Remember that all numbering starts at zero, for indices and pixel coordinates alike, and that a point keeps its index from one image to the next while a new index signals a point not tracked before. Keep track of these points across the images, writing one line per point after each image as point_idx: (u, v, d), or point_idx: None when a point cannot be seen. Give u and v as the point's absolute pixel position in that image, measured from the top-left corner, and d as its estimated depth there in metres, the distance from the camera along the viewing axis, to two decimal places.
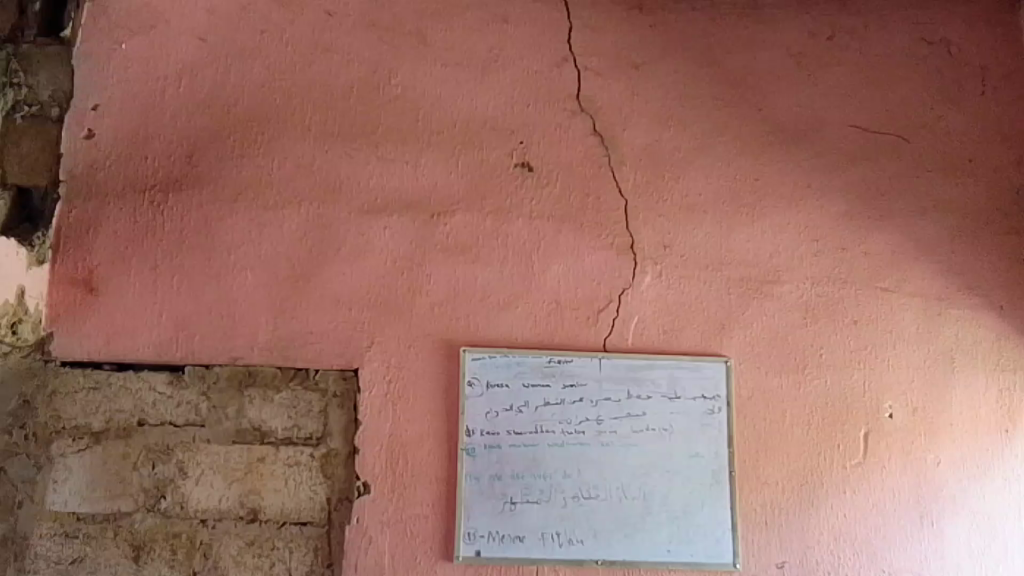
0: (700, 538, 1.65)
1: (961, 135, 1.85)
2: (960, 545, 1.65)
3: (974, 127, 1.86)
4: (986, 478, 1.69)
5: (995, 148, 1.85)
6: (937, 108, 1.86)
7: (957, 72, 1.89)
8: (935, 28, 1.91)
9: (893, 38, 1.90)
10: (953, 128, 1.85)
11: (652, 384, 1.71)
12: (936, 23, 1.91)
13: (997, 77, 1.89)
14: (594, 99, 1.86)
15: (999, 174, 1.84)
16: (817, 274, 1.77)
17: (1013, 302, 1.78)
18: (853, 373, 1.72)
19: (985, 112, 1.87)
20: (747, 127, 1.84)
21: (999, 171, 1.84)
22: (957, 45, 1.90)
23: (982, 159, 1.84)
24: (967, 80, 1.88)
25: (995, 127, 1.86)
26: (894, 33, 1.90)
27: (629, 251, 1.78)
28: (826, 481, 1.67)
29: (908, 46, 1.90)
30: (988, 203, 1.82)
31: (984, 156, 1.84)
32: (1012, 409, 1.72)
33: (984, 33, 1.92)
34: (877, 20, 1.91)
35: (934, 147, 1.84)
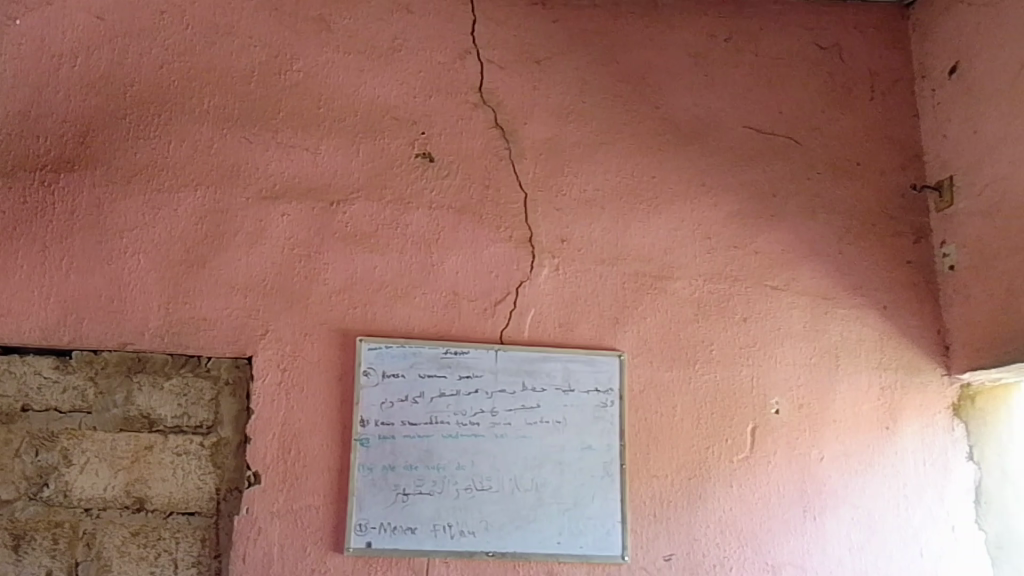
0: (590, 530, 1.64)
1: (850, 138, 1.92)
2: (840, 538, 1.69)
3: (862, 131, 1.92)
4: (866, 472, 1.73)
5: (881, 153, 1.92)
6: (828, 112, 1.92)
7: (847, 78, 1.95)
8: (827, 34, 1.98)
9: (788, 42, 1.96)
10: (842, 132, 1.92)
11: (547, 376, 1.71)
12: (828, 29, 1.98)
13: (885, 84, 1.96)
14: (496, 92, 1.87)
15: (885, 177, 1.90)
16: (709, 271, 1.80)
17: (896, 302, 1.83)
18: (742, 369, 1.75)
19: (873, 117, 1.94)
20: (645, 125, 1.87)
21: (885, 174, 1.90)
22: (847, 51, 1.97)
23: (869, 162, 1.91)
24: (856, 85, 1.95)
25: (882, 133, 1.93)
26: (788, 38, 1.96)
27: (527, 244, 1.79)
28: (713, 474, 1.69)
29: (802, 50, 1.96)
30: (875, 205, 1.88)
31: (871, 159, 1.91)
32: (892, 406, 1.77)
33: (875, 40, 1.99)
34: (773, 25, 1.97)
35: (824, 150, 1.90)
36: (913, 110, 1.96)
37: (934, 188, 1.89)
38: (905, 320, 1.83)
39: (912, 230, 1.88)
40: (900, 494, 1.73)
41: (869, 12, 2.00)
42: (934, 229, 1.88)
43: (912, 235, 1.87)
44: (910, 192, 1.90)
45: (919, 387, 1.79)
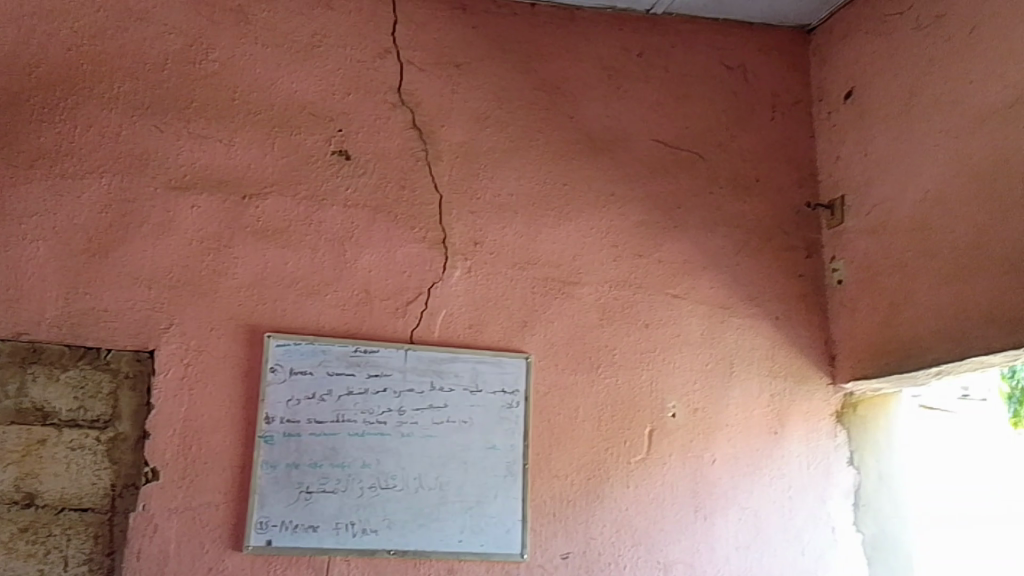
0: (491, 528, 1.67)
1: (751, 156, 2.00)
2: (728, 537, 1.76)
3: (763, 150, 2.01)
4: (755, 475, 1.81)
5: (780, 170, 2.01)
6: (732, 129, 2.01)
7: (751, 97, 2.04)
8: (735, 54, 2.06)
9: (698, 60, 2.03)
10: (744, 149, 2.00)
11: (454, 377, 1.73)
12: (736, 49, 2.06)
13: (786, 105, 2.06)
14: (414, 93, 1.88)
15: (782, 194, 2.00)
16: (615, 278, 1.85)
17: (789, 314, 1.92)
18: (642, 374, 1.81)
19: (774, 136, 2.03)
20: (560, 133, 1.92)
21: (783, 192, 2.00)
22: (752, 71, 2.06)
23: (768, 180, 2.00)
24: (760, 105, 2.04)
25: (781, 151, 2.02)
26: (699, 56, 2.04)
27: (440, 245, 1.81)
28: (612, 474, 1.74)
29: (711, 69, 2.04)
30: (772, 220, 1.97)
31: (770, 176, 2.00)
32: (782, 412, 1.86)
33: (779, 63, 2.08)
34: (684, 42, 2.04)
35: (727, 166, 1.98)
36: (810, 132, 2.06)
37: (827, 206, 1.99)
38: (797, 330, 1.92)
39: (805, 245, 1.98)
40: (785, 496, 1.81)
41: (774, 36, 2.09)
42: (825, 245, 1.98)
43: (804, 251, 1.97)
44: (804, 209, 2.00)
45: (807, 394, 1.89)
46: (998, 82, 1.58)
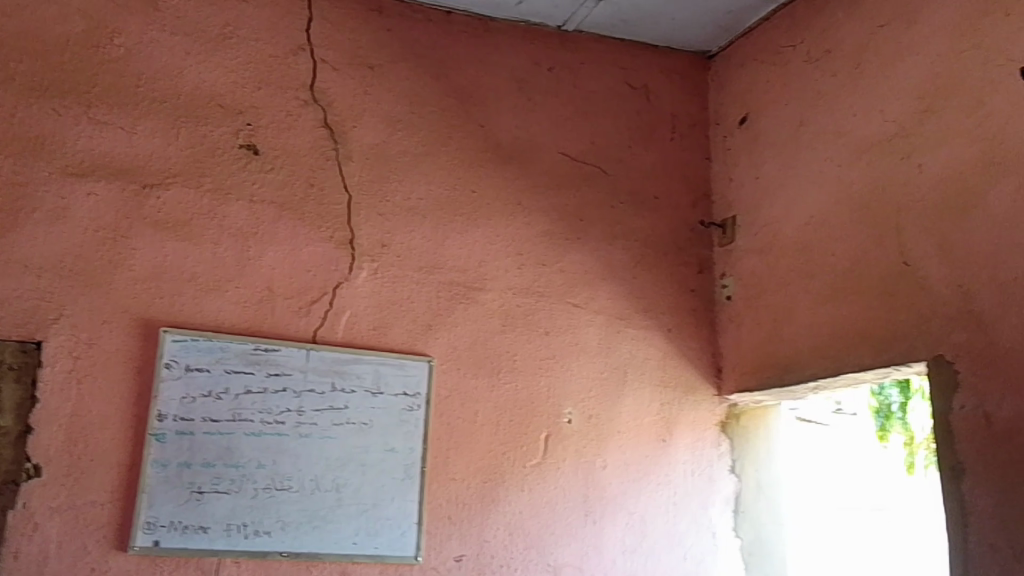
0: (387, 531, 1.68)
1: (651, 173, 2.09)
2: (616, 540, 1.82)
3: (661, 168, 2.10)
4: (643, 481, 1.88)
5: (676, 189, 2.11)
6: (634, 147, 2.09)
7: (654, 117, 2.13)
8: (638, 75, 2.15)
9: (605, 78, 2.11)
10: (645, 166, 2.09)
11: (356, 378, 1.73)
12: (640, 71, 2.15)
13: (684, 127, 2.16)
14: (326, 92, 1.88)
15: (678, 212, 2.09)
16: (518, 285, 1.89)
17: (681, 327, 2.01)
18: (541, 380, 1.85)
19: (672, 156, 2.13)
20: (470, 141, 1.94)
21: (678, 210, 2.09)
22: (655, 93, 2.15)
23: (665, 198, 2.09)
24: (660, 125, 2.13)
25: (678, 171, 2.12)
26: (605, 75, 2.11)
27: (347, 246, 1.80)
28: (507, 478, 1.78)
29: (617, 88, 2.11)
30: (668, 237, 2.06)
31: (667, 194, 2.09)
32: (671, 420, 1.94)
33: (679, 86, 2.18)
34: (592, 60, 2.11)
35: (627, 182, 2.06)
36: (706, 153, 2.17)
37: (719, 225, 2.10)
38: (687, 343, 2.01)
39: (697, 261, 2.08)
40: (671, 501, 1.89)
41: (676, 59, 2.20)
42: (716, 262, 2.09)
43: (697, 267, 2.07)
44: (698, 227, 2.11)
45: (694, 404, 1.97)
46: (877, 117, 1.70)
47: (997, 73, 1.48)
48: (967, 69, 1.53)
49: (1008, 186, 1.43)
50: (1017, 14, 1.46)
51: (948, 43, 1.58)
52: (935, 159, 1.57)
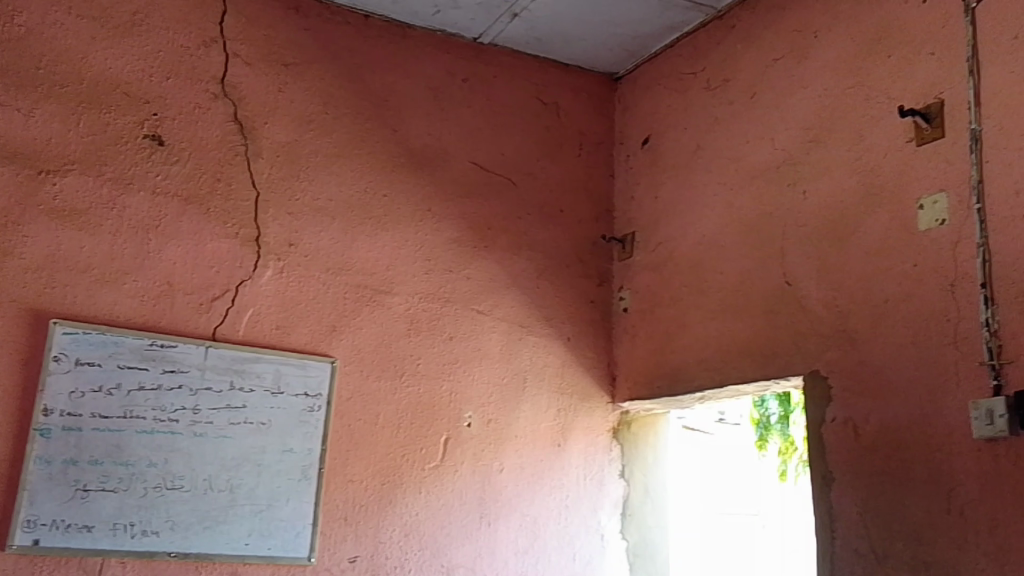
0: (281, 532, 1.67)
1: (558, 187, 2.15)
2: (509, 542, 1.87)
3: (568, 183, 2.17)
4: (539, 485, 1.93)
5: (581, 204, 2.18)
6: (543, 160, 2.15)
7: (563, 133, 2.20)
8: (550, 91, 2.21)
9: (517, 92, 2.16)
10: (553, 179, 2.15)
11: (256, 377, 1.71)
12: (552, 87, 2.22)
13: (591, 144, 2.24)
14: (238, 87, 1.86)
15: (581, 226, 2.16)
16: (425, 290, 1.92)
17: (579, 336, 2.08)
18: (443, 384, 1.88)
19: (578, 171, 2.20)
20: (382, 145, 1.96)
21: (582, 224, 2.17)
22: (565, 109, 2.22)
23: (570, 211, 2.16)
24: (568, 141, 2.20)
25: (584, 187, 2.19)
26: (518, 89, 2.17)
27: (252, 243, 1.79)
28: (405, 480, 1.80)
29: (528, 103, 2.17)
30: (571, 249, 2.13)
31: (572, 208, 2.16)
32: (567, 427, 2.00)
33: (587, 105, 2.26)
34: (506, 74, 2.16)
35: (535, 194, 2.12)
36: (610, 171, 2.25)
37: (619, 240, 2.18)
38: (585, 352, 2.08)
39: (598, 274, 2.15)
40: (563, 505, 1.95)
41: (585, 79, 2.28)
42: (615, 276, 2.17)
43: (597, 279, 2.15)
44: (600, 241, 2.18)
45: (589, 411, 2.04)
46: (768, 145, 1.81)
47: (876, 111, 1.61)
48: (851, 105, 1.66)
49: (882, 216, 1.55)
50: (896, 58, 1.59)
51: (834, 81, 1.70)
52: (819, 187, 1.68)
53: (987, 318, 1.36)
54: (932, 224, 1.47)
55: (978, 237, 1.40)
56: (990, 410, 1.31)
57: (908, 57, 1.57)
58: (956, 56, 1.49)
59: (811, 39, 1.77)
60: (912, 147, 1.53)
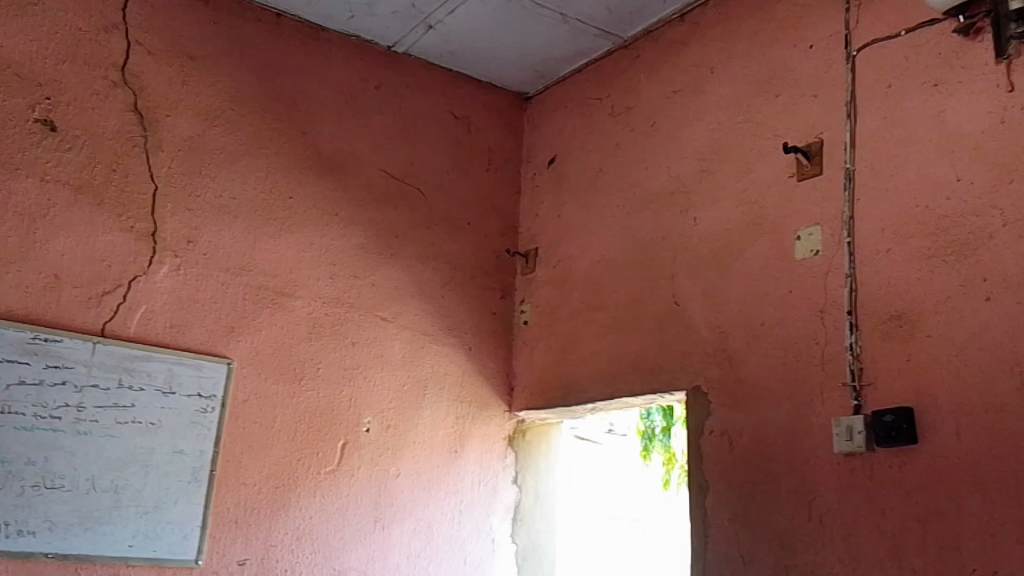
0: (167, 534, 1.63)
1: (464, 198, 2.20)
2: (401, 545, 1.89)
3: (474, 194, 2.22)
4: (433, 489, 1.97)
5: (485, 216, 2.23)
6: (450, 171, 2.19)
7: (471, 145, 2.24)
8: (460, 104, 2.25)
9: (427, 102, 2.19)
10: (459, 190, 2.19)
11: (147, 376, 1.67)
12: (462, 99, 2.26)
13: (498, 158, 2.29)
14: (139, 76, 1.80)
15: (484, 238, 2.21)
16: (327, 294, 1.92)
17: (479, 345, 2.13)
18: (343, 389, 1.89)
19: (484, 183, 2.25)
20: (289, 146, 1.95)
21: (485, 236, 2.22)
22: (473, 122, 2.26)
23: (475, 223, 2.20)
24: (476, 153, 2.25)
25: (489, 199, 2.25)
26: (428, 98, 2.20)
27: (148, 238, 1.74)
28: (300, 484, 1.79)
29: (438, 113, 2.21)
30: (474, 259, 2.18)
31: (477, 219, 2.21)
32: (462, 433, 2.04)
33: (496, 120, 2.32)
34: (417, 83, 2.19)
35: (441, 203, 2.15)
36: (515, 186, 2.31)
37: (522, 255, 2.25)
38: (483, 361, 2.13)
39: (499, 285, 2.21)
40: (456, 509, 1.99)
41: (495, 95, 2.33)
42: (516, 288, 2.23)
43: (498, 292, 2.21)
44: (503, 254, 2.24)
45: (485, 418, 2.09)
46: (665, 171, 1.92)
47: (764, 147, 1.73)
48: (741, 141, 1.78)
49: (764, 246, 1.68)
50: (783, 98, 1.72)
51: (728, 115, 1.82)
52: (709, 214, 1.80)
53: (851, 342, 1.50)
54: (808, 254, 1.60)
55: (847, 268, 1.53)
56: (850, 427, 1.45)
57: (794, 99, 1.70)
58: (836, 101, 1.63)
59: (708, 74, 1.89)
60: (794, 182, 1.66)
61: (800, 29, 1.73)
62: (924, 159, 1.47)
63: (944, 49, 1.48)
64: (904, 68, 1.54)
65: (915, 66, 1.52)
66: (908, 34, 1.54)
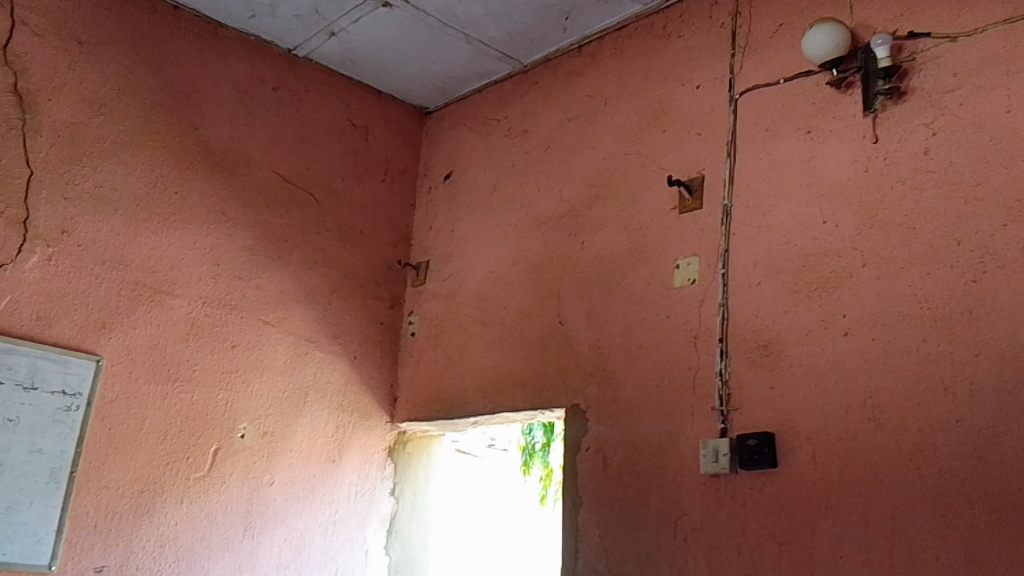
0: (18, 538, 1.52)
1: (358, 207, 2.20)
2: (271, 555, 1.85)
3: (368, 204, 2.22)
4: (308, 499, 1.94)
5: (379, 226, 2.24)
6: (346, 179, 2.19)
7: (368, 155, 2.25)
8: (359, 113, 2.26)
9: (326, 109, 2.19)
10: (354, 199, 2.19)
11: (7, 370, 1.56)
12: (361, 109, 2.26)
13: (394, 170, 2.31)
14: (22, 56, 1.71)
15: (377, 248, 2.22)
16: (209, 294, 1.87)
17: (364, 355, 2.13)
18: (219, 393, 1.84)
19: (378, 194, 2.26)
20: (179, 141, 1.90)
21: (378, 246, 2.22)
22: (372, 133, 2.27)
23: (368, 232, 2.21)
24: (372, 163, 2.26)
25: (383, 210, 2.26)
26: (327, 106, 2.19)
27: (19, 225, 1.64)
28: (167, 490, 1.73)
29: (336, 120, 2.20)
30: (365, 269, 2.18)
31: (370, 229, 2.21)
32: (342, 443, 2.03)
33: (395, 132, 2.34)
34: (316, 89, 2.18)
35: (334, 211, 2.14)
36: (410, 199, 2.34)
37: (413, 266, 2.27)
38: (368, 371, 2.12)
39: (389, 296, 2.22)
40: (331, 520, 1.97)
41: (395, 107, 2.36)
42: (405, 300, 2.24)
43: (388, 303, 2.22)
44: (394, 265, 2.25)
45: (366, 429, 2.08)
46: (556, 196, 1.98)
47: (650, 179, 1.81)
48: (629, 171, 1.86)
49: (645, 273, 1.75)
50: (670, 133, 1.81)
51: (618, 146, 1.90)
52: (596, 239, 1.86)
53: (721, 368, 1.58)
54: (685, 283, 1.68)
55: (720, 298, 1.62)
56: (716, 449, 1.52)
57: (680, 135, 1.79)
58: (718, 139, 1.72)
59: (602, 105, 1.96)
60: (676, 214, 1.74)
61: (689, 70, 1.82)
62: (794, 201, 1.57)
63: (818, 99, 1.59)
64: (781, 114, 1.64)
65: (789, 113, 1.63)
66: (786, 83, 1.65)
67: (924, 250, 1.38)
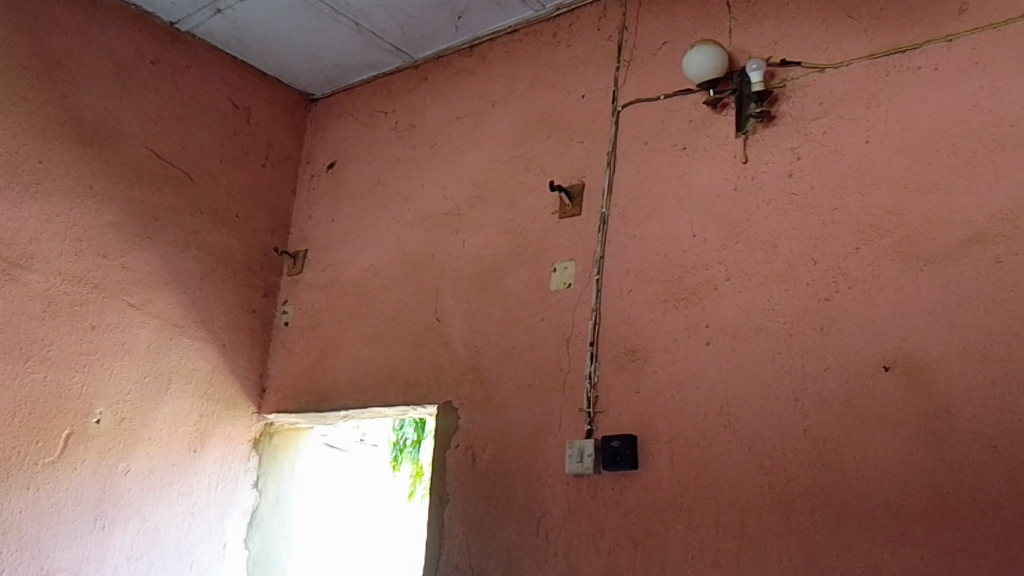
0: None
1: (236, 192, 2.15)
2: (122, 547, 1.78)
3: (245, 190, 2.18)
4: (164, 489, 1.88)
5: (256, 213, 2.20)
6: (226, 164, 2.14)
7: (248, 139, 2.21)
8: (242, 96, 2.22)
9: (207, 89, 2.14)
10: (233, 184, 2.15)
11: None
12: (243, 92, 2.22)
13: (275, 155, 2.28)
14: None
15: (253, 234, 2.18)
16: (69, 271, 1.78)
17: (233, 343, 2.09)
18: (74, 375, 1.76)
19: (257, 179, 2.22)
20: (47, 108, 1.79)
21: (254, 232, 2.19)
22: (254, 117, 2.24)
23: (244, 217, 2.16)
24: (253, 148, 2.22)
25: (261, 196, 2.22)
26: (208, 85, 2.14)
27: None
28: (12, 474, 1.63)
29: (218, 101, 2.15)
30: (240, 255, 2.14)
31: (246, 215, 2.17)
32: (204, 432, 1.98)
33: (279, 117, 2.31)
34: (198, 67, 2.12)
35: (210, 194, 2.09)
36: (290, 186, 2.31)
37: (290, 255, 2.24)
38: (235, 360, 2.09)
39: (263, 284, 2.19)
40: (188, 511, 1.91)
41: (279, 93, 2.33)
42: (279, 289, 2.22)
43: (262, 290, 2.18)
44: (271, 252, 2.22)
45: (231, 419, 2.04)
46: (439, 193, 1.99)
47: (533, 182, 1.84)
48: (513, 173, 1.88)
49: (523, 273, 1.78)
50: (553, 139, 1.85)
51: (502, 148, 1.93)
52: (477, 239, 1.88)
53: (590, 371, 1.62)
54: (561, 286, 1.72)
55: (593, 302, 1.66)
56: (581, 449, 1.56)
57: (562, 141, 1.83)
58: (599, 149, 1.77)
59: (490, 106, 1.99)
60: (555, 219, 1.78)
61: (575, 79, 1.87)
62: (665, 213, 1.64)
63: (693, 117, 1.66)
64: (660, 128, 1.70)
65: (666, 128, 1.69)
66: (666, 99, 1.71)
67: (782, 267, 1.46)
